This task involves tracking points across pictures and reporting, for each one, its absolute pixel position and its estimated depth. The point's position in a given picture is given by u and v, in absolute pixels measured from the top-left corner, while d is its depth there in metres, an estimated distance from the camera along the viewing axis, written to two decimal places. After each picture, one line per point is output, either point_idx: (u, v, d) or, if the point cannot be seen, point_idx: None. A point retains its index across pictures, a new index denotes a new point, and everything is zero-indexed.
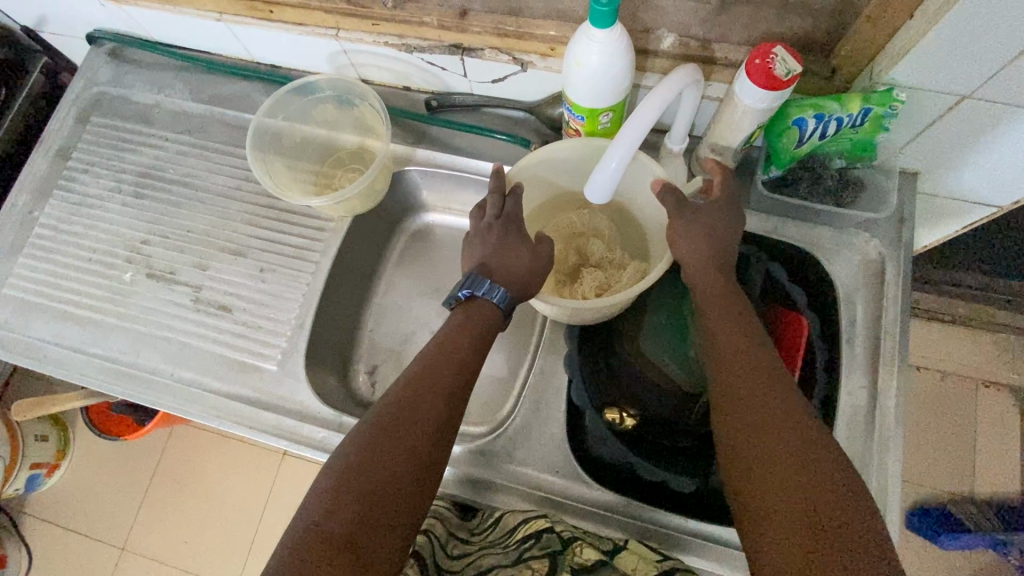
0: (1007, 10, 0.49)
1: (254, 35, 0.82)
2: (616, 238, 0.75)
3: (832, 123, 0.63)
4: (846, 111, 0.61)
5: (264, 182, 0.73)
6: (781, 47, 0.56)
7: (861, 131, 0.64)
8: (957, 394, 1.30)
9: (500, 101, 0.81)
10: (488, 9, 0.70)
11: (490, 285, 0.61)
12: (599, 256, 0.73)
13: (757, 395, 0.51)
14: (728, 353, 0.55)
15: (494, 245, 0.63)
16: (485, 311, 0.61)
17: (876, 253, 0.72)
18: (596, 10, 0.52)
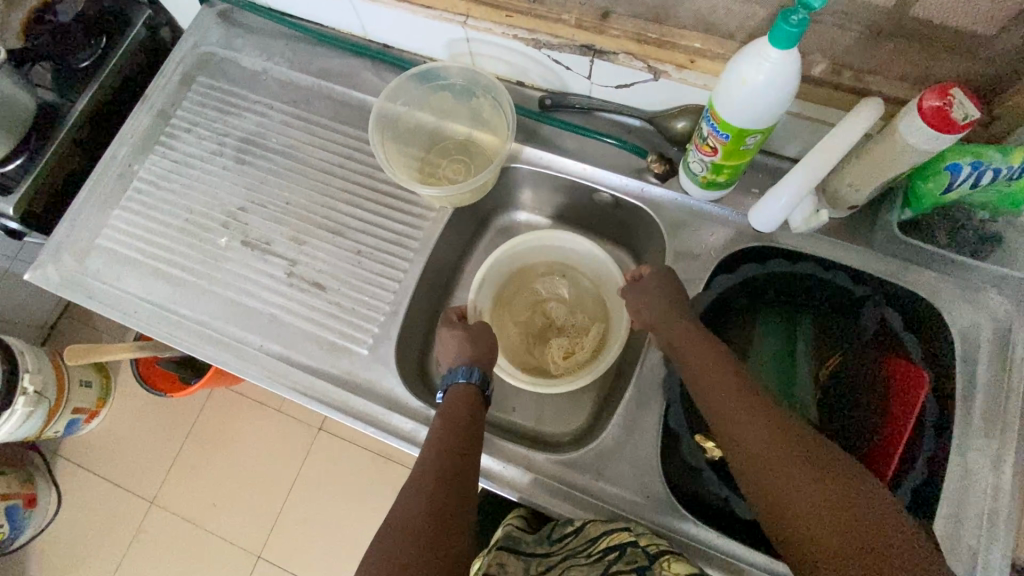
0: None
1: (376, 13, 0.81)
2: (575, 301, 0.87)
3: (988, 174, 0.60)
4: (1008, 161, 0.58)
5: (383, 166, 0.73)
6: (959, 88, 0.54)
7: (1019, 188, 0.61)
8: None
9: (618, 107, 0.79)
10: (631, 13, 0.69)
11: (460, 370, 0.72)
12: (562, 320, 0.85)
13: (736, 413, 0.56)
14: (700, 379, 0.61)
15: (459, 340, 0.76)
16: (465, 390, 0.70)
17: (1003, 312, 0.69)
18: (785, 30, 0.50)
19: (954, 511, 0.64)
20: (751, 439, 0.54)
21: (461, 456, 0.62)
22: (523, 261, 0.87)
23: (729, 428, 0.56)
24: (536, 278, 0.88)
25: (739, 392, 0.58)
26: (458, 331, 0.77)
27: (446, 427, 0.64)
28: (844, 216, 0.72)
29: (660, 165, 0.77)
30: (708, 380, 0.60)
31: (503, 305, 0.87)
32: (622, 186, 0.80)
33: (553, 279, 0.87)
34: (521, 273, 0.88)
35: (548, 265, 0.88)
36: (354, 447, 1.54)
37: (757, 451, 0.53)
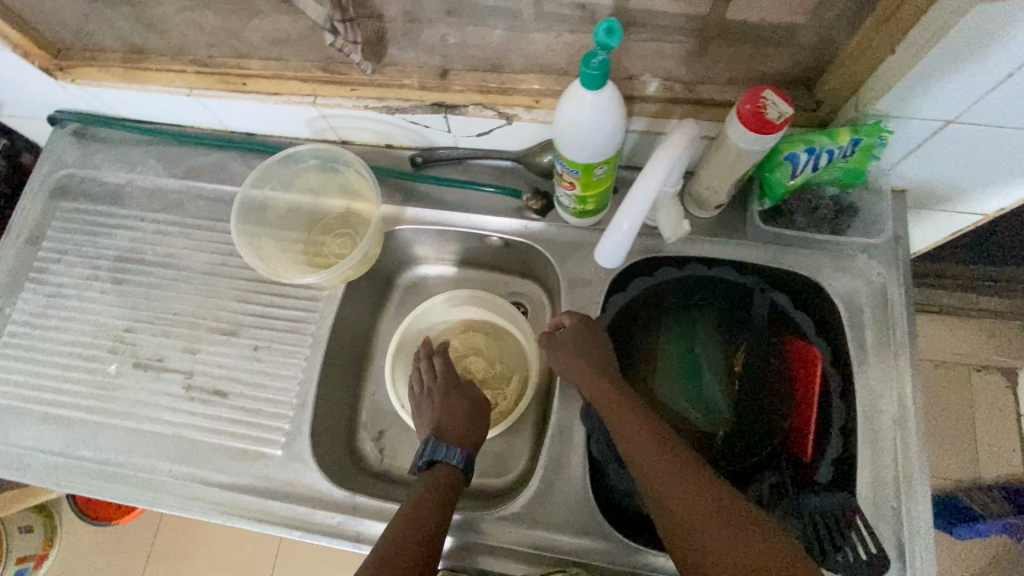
0: (991, 42, 0.49)
1: (228, 106, 0.80)
2: (493, 351, 0.86)
3: (823, 157, 0.63)
4: (837, 143, 0.61)
5: (255, 265, 0.72)
6: (770, 90, 0.56)
7: (854, 162, 0.64)
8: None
9: (487, 153, 0.80)
10: (469, 66, 0.70)
11: (450, 448, 0.69)
12: (482, 373, 0.85)
13: (659, 470, 0.57)
14: (625, 433, 0.61)
15: (438, 403, 0.75)
16: (447, 466, 0.68)
17: (877, 274, 0.72)
18: (587, 73, 0.51)
19: (870, 476, 0.66)
20: (657, 466, 0.57)
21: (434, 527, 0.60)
22: (435, 321, 0.87)
23: (648, 477, 0.58)
24: (453, 336, 0.87)
25: (666, 449, 0.58)
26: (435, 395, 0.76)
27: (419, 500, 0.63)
28: (711, 215, 0.75)
29: (537, 201, 0.78)
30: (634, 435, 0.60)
31: None
32: (507, 228, 0.81)
33: (468, 334, 0.87)
34: (438, 334, 0.88)
35: (464, 322, 0.88)
36: None
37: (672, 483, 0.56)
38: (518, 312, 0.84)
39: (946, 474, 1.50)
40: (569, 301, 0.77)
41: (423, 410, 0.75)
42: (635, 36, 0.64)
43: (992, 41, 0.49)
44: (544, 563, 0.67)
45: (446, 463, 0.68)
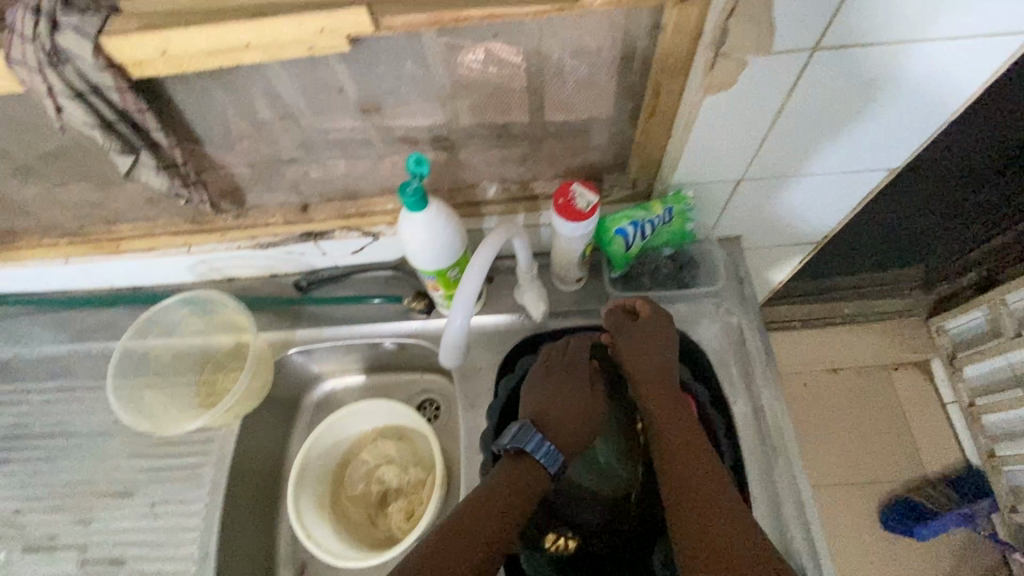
0: (729, 129, 0.60)
1: (108, 267, 0.83)
2: (404, 455, 0.86)
3: (648, 228, 0.71)
4: (653, 214, 0.70)
5: (135, 425, 0.72)
6: (577, 183, 0.65)
7: (676, 225, 0.73)
8: (823, 382, 1.63)
9: (366, 266, 0.85)
10: (328, 198, 0.77)
11: (541, 442, 0.65)
12: (397, 481, 0.84)
13: (685, 475, 0.60)
14: (666, 441, 0.64)
15: (550, 391, 0.72)
16: (534, 465, 0.64)
17: (731, 315, 0.79)
18: (407, 199, 0.58)
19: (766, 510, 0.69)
20: (682, 462, 0.61)
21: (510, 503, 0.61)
22: (343, 436, 0.85)
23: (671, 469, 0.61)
24: (363, 448, 0.86)
25: (700, 467, 0.60)
26: (548, 382, 0.72)
27: (508, 475, 0.63)
28: (577, 287, 0.81)
29: (419, 302, 0.81)
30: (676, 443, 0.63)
31: (336, 487, 0.84)
32: (395, 332, 0.84)
33: (377, 444, 0.86)
34: (348, 449, 0.86)
35: (376, 429, 0.87)
36: None
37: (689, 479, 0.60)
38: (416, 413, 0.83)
39: (894, 475, 1.53)
40: (463, 393, 0.79)
41: (530, 388, 0.73)
42: (465, 151, 0.72)
43: (729, 124, 0.59)
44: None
45: (532, 457, 0.64)
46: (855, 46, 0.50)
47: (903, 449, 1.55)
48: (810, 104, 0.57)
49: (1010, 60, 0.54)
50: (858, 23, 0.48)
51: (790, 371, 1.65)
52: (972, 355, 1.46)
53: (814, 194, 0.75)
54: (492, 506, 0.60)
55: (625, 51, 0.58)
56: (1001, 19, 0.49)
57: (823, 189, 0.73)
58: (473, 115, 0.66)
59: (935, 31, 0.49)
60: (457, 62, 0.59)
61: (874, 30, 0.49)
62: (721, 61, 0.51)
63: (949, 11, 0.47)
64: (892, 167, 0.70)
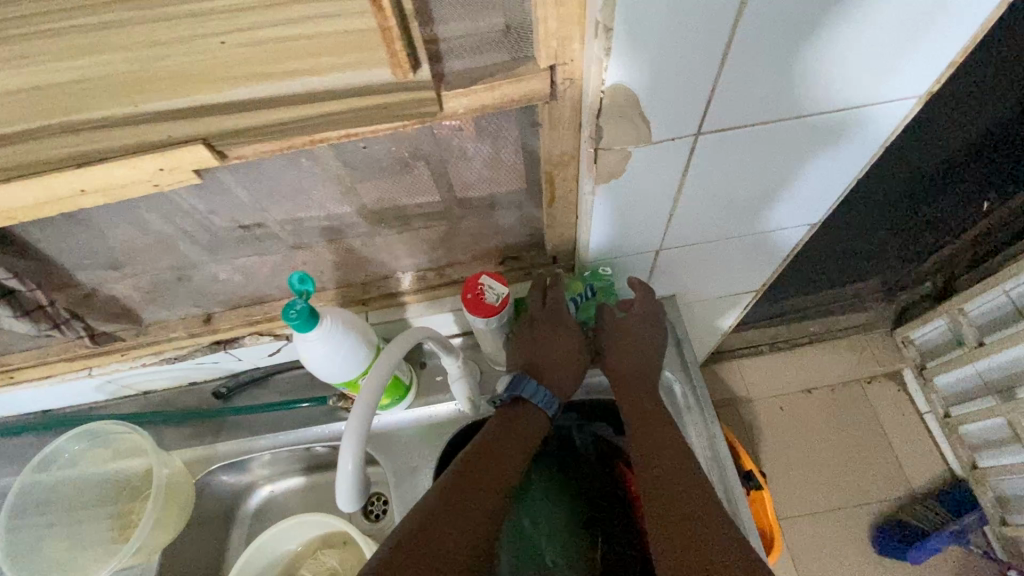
0: (632, 209, 0.58)
1: (6, 398, 0.77)
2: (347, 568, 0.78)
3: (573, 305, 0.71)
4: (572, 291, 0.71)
5: None
6: (485, 275, 0.61)
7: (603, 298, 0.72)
8: (798, 404, 1.59)
9: (288, 365, 0.81)
10: (233, 304, 0.72)
11: (536, 388, 0.66)
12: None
13: (664, 470, 0.60)
14: (643, 440, 0.64)
15: (540, 337, 0.69)
16: (529, 413, 0.67)
17: (670, 381, 0.76)
18: (292, 321, 0.53)
19: None
20: (661, 458, 0.62)
21: (503, 462, 0.62)
22: (280, 551, 0.79)
23: (649, 465, 0.62)
24: (304, 562, 0.80)
25: (678, 465, 0.61)
26: (538, 322, 0.69)
27: (503, 435, 0.64)
28: None
29: (347, 400, 0.76)
30: (657, 446, 0.63)
31: None
32: (324, 434, 0.78)
33: (318, 558, 0.79)
34: (288, 565, 0.80)
35: (318, 537, 0.81)
36: None
37: (668, 476, 0.60)
38: (351, 524, 0.76)
39: (881, 496, 1.48)
40: (398, 496, 0.73)
41: (514, 334, 0.71)
42: (370, 246, 0.68)
43: (630, 204, 0.57)
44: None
45: (528, 404, 0.67)
46: (743, 128, 0.49)
47: (886, 467, 1.50)
48: (710, 180, 0.55)
49: (903, 123, 0.53)
50: (738, 107, 0.46)
51: (764, 397, 1.60)
52: (939, 365, 1.43)
53: (743, 253, 0.73)
54: (486, 467, 0.60)
55: (512, 141, 0.55)
56: (884, 90, 0.48)
57: (747, 248, 0.72)
58: (369, 213, 0.63)
59: (821, 107, 0.48)
60: (337, 168, 0.55)
61: (757, 113, 0.47)
62: (604, 153, 0.48)
63: (829, 88, 0.46)
64: (811, 224, 0.68)
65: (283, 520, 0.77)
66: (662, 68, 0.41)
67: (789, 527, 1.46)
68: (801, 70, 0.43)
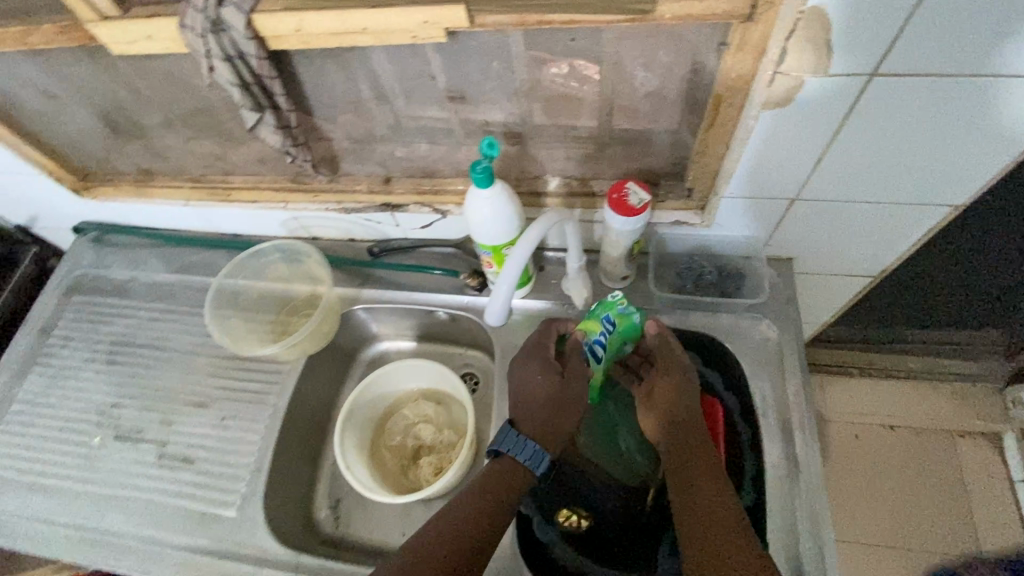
0: (785, 145, 0.64)
1: (218, 214, 0.96)
2: (441, 418, 0.93)
3: (597, 346, 0.73)
4: (593, 329, 0.72)
5: (220, 340, 0.84)
6: (632, 182, 0.69)
7: (624, 332, 0.74)
8: (874, 435, 1.52)
9: (431, 241, 0.94)
10: (408, 175, 0.87)
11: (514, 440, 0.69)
12: (432, 439, 0.92)
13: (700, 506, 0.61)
14: (682, 475, 0.65)
15: (527, 391, 0.73)
16: (512, 463, 0.69)
17: (772, 332, 0.81)
18: (476, 175, 0.66)
19: (782, 529, 0.70)
20: (699, 496, 0.62)
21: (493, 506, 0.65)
22: (390, 390, 0.94)
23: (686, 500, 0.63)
24: (405, 404, 0.95)
25: (714, 497, 0.62)
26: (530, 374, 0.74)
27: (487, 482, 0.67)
28: (622, 285, 0.86)
29: (476, 279, 0.90)
30: (692, 487, 0.63)
31: (377, 436, 0.93)
32: (450, 302, 0.93)
33: (417, 404, 0.94)
34: (392, 402, 0.95)
35: (419, 390, 0.95)
36: None
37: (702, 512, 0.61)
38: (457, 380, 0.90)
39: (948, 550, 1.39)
40: (501, 364, 0.86)
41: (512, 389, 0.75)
42: (533, 145, 0.79)
43: (784, 141, 0.63)
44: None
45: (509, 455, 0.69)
46: (913, 76, 0.53)
47: (959, 522, 1.41)
48: (868, 129, 0.60)
49: None
50: (916, 52, 0.51)
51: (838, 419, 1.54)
52: None
53: (874, 225, 0.75)
54: (478, 508, 0.65)
55: (690, 66, 0.63)
56: None
57: (880, 219, 0.74)
58: (546, 112, 0.73)
59: (993, 68, 0.51)
60: (538, 62, 0.67)
61: (930, 62, 0.52)
62: (779, 78, 0.56)
63: (1009, 49, 0.50)
64: (953, 207, 0.70)
65: (397, 363, 0.91)
66: (854, 3, 0.48)
67: (838, 550, 1.41)
68: (984, 26, 0.48)
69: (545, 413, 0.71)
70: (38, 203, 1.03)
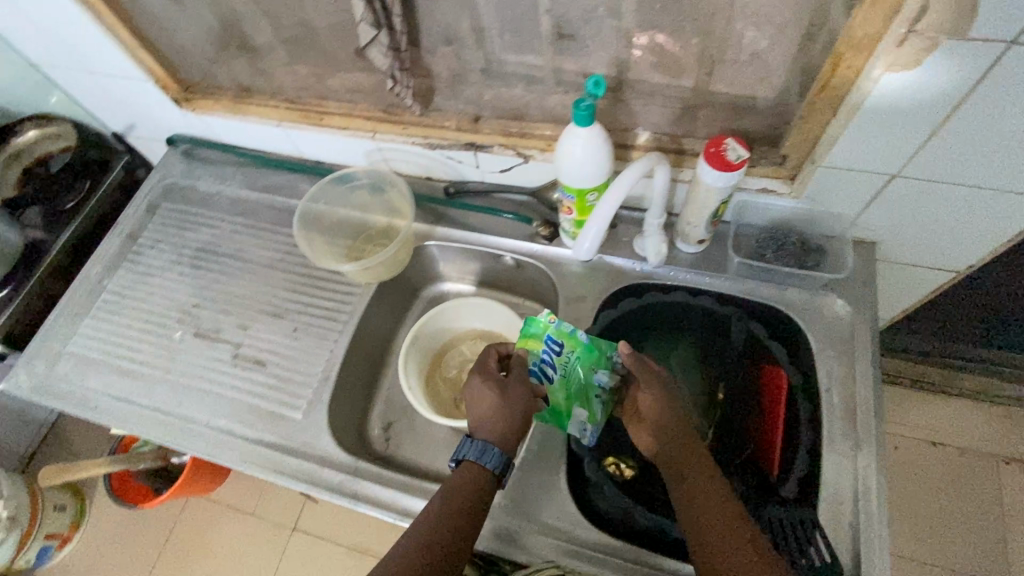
0: (901, 111, 0.63)
1: (306, 138, 1.00)
2: None
3: (547, 365, 0.76)
4: (535, 353, 0.77)
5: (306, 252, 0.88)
6: (731, 138, 0.69)
7: (575, 349, 0.75)
8: (919, 453, 1.44)
9: (508, 186, 0.95)
10: (498, 115, 0.88)
11: (479, 447, 0.69)
12: None
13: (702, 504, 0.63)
14: (682, 473, 0.66)
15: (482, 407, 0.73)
16: (477, 472, 0.69)
17: (845, 312, 0.80)
18: (578, 113, 0.66)
19: (835, 499, 0.70)
20: (702, 492, 0.63)
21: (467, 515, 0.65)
22: (451, 326, 0.98)
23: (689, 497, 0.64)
24: (463, 342, 0.99)
25: (718, 495, 0.63)
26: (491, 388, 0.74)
27: (458, 492, 0.67)
28: (696, 251, 0.86)
29: (547, 228, 0.92)
30: (696, 485, 0.64)
31: (434, 368, 0.97)
32: (519, 248, 0.94)
33: (476, 342, 0.98)
34: (451, 338, 0.99)
35: (476, 331, 0.99)
36: (331, 545, 1.51)
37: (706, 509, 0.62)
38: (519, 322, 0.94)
39: None
40: (566, 312, 0.87)
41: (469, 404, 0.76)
42: (629, 95, 0.79)
43: (901, 110, 0.63)
44: (501, 547, 0.76)
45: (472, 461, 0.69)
46: None
47: (991, 551, 1.32)
48: (993, 105, 0.59)
49: None
50: None
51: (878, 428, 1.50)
52: None
53: (974, 214, 0.73)
54: (454, 516, 0.64)
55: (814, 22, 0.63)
56: None
57: (982, 207, 0.72)
58: (650, 60, 0.74)
59: None
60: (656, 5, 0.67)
61: None
62: (912, 37, 0.56)
63: None
64: None
65: (464, 299, 0.96)
66: None
67: None
68: None
69: (489, 411, 0.72)
70: (139, 111, 1.08)
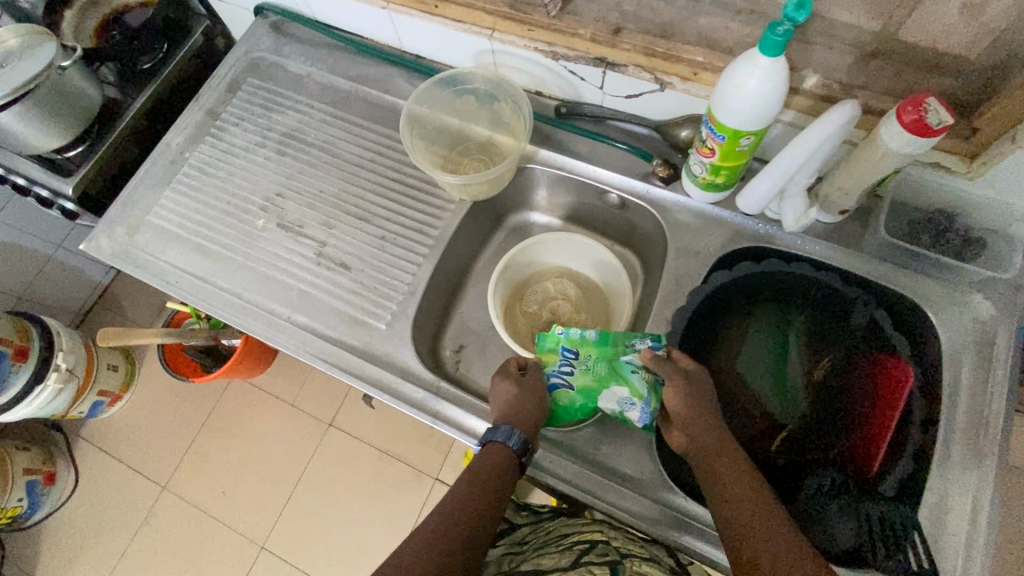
0: None
1: (412, 27, 0.90)
2: (580, 301, 0.93)
3: (565, 371, 0.76)
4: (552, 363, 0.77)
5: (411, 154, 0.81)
6: (933, 98, 0.58)
7: (591, 350, 0.76)
8: None
9: (629, 116, 0.86)
10: (641, 30, 0.77)
11: (505, 432, 0.69)
12: (569, 317, 0.91)
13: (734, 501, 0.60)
14: (714, 470, 0.63)
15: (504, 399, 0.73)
16: (501, 456, 0.69)
17: (988, 314, 0.73)
18: (770, 39, 0.57)
19: (937, 507, 0.66)
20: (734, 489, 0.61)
21: (491, 496, 0.66)
22: (538, 260, 0.92)
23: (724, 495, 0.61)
24: (547, 278, 0.94)
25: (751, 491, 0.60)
26: (511, 384, 0.74)
27: (481, 475, 0.67)
28: (833, 221, 0.78)
29: (665, 169, 0.83)
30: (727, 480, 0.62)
31: (514, 300, 0.92)
32: (628, 187, 0.86)
33: (561, 280, 0.93)
34: (535, 272, 0.94)
35: (562, 268, 0.94)
36: (364, 446, 1.56)
37: (740, 505, 0.59)
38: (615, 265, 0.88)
39: None
40: (672, 265, 0.81)
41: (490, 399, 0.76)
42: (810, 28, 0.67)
43: None
44: (561, 482, 0.74)
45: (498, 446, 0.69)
46: None
47: None
48: None
49: None
50: None
51: None
52: None
53: None
54: (477, 496, 0.66)
55: None
56: None
57: None
58: None
59: None
60: None
61: None
62: None
63: None
64: None
65: (557, 235, 0.89)
66: None
67: None
68: None
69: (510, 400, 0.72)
70: None
